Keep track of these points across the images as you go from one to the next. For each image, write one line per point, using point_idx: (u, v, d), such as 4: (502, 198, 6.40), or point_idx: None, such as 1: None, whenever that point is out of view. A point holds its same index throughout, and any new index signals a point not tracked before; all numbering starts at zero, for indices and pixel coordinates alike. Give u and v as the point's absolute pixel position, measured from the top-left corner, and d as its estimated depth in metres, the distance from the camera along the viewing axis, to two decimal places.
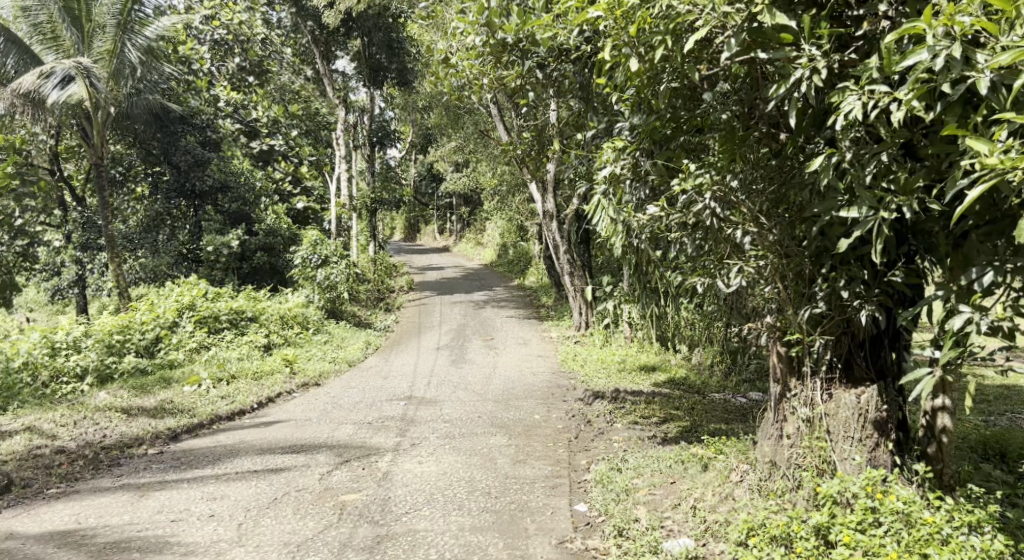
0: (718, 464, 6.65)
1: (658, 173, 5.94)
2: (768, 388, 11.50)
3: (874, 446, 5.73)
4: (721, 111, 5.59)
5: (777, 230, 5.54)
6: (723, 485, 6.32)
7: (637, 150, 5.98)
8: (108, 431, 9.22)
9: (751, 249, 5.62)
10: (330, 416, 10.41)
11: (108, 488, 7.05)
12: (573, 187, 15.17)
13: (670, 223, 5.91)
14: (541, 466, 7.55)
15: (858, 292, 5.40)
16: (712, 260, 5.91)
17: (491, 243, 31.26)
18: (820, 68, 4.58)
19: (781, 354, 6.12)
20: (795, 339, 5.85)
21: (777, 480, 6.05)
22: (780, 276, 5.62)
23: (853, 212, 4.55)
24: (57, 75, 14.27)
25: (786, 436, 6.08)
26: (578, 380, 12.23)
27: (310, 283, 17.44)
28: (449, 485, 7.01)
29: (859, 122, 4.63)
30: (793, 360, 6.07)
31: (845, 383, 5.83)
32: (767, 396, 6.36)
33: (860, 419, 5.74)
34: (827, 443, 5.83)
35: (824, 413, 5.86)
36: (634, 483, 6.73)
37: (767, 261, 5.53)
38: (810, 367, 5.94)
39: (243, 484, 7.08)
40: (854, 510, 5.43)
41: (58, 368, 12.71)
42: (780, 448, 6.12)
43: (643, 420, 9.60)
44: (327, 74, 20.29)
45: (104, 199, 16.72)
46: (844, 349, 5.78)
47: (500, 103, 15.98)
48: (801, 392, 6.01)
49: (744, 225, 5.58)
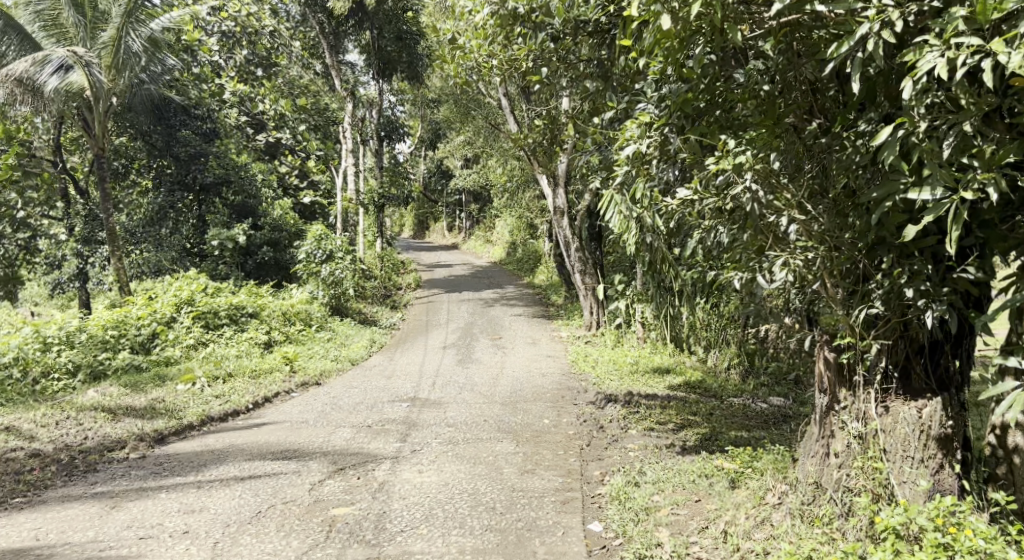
0: (750, 483, 6.04)
1: (690, 150, 5.31)
2: (789, 393, 10.89)
3: (937, 468, 5.12)
4: (761, 81, 5.07)
5: (825, 217, 5.02)
6: (758, 508, 5.71)
7: (666, 125, 5.40)
8: (89, 433, 8.67)
9: (796, 240, 5.11)
10: (329, 417, 9.86)
11: (79, 497, 6.49)
12: (586, 181, 14.62)
13: (703, 208, 5.29)
14: (552, 477, 6.97)
15: (923, 290, 4.80)
16: (750, 253, 5.35)
17: (501, 240, 30.63)
18: (892, 21, 4.02)
19: (829, 360, 5.55)
20: (846, 344, 5.32)
21: (822, 505, 5.45)
22: (829, 271, 5.04)
23: (926, 193, 4.03)
24: (54, 63, 13.78)
25: (834, 455, 5.49)
26: (589, 382, 11.62)
27: (315, 278, 16.85)
28: (450, 499, 6.42)
29: (936, 87, 4.09)
30: (844, 368, 5.50)
31: (903, 395, 5.24)
32: (812, 408, 5.78)
33: (921, 436, 5.14)
34: (883, 464, 5.23)
35: (879, 430, 5.27)
36: (654, 500, 6.14)
37: (815, 254, 4.96)
38: (862, 376, 5.36)
39: (225, 496, 6.48)
40: (923, 547, 4.77)
41: (50, 364, 12.16)
42: (827, 468, 5.52)
43: (658, 425, 9.00)
44: (336, 66, 19.32)
45: (105, 191, 16.20)
46: (901, 356, 5.20)
47: (511, 93, 15.40)
48: (852, 404, 5.43)
49: (788, 212, 5.02)
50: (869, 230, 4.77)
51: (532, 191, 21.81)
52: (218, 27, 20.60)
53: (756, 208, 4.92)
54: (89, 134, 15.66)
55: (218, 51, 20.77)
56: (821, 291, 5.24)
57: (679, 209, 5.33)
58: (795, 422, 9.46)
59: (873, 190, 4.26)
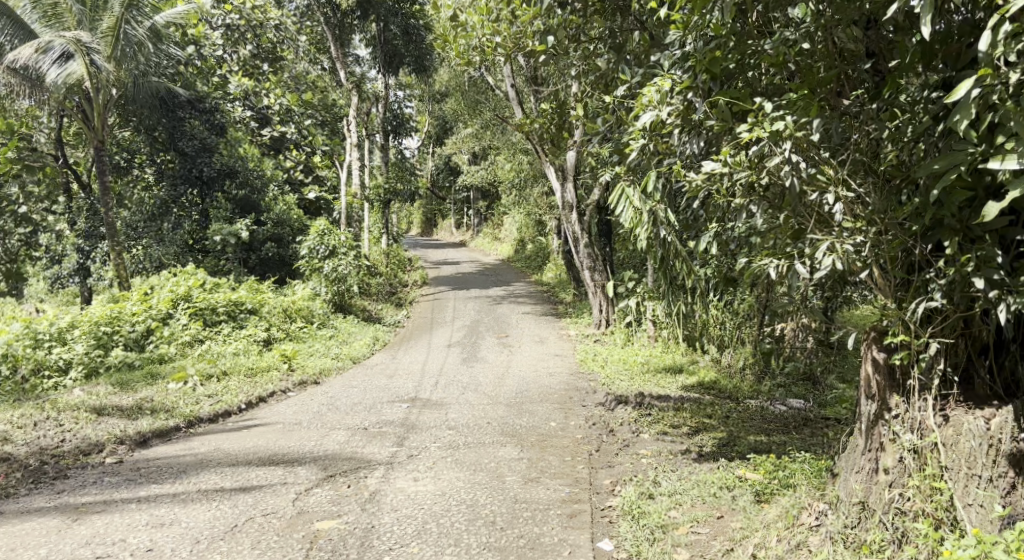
0: (780, 501, 5.51)
1: (719, 117, 4.90)
2: (809, 396, 10.29)
3: (1010, 490, 4.52)
4: (801, 41, 4.73)
5: (875, 195, 4.62)
6: (791, 529, 5.17)
7: (691, 89, 5.09)
8: (68, 435, 8.13)
9: (843, 221, 4.69)
10: (323, 419, 9.29)
11: (40, 509, 5.97)
12: (597, 173, 14.06)
13: (732, 185, 4.79)
14: (558, 487, 6.45)
15: (994, 281, 4.28)
16: (786, 238, 4.93)
17: (510, 237, 30.06)
18: None
19: (879, 362, 5.01)
20: (900, 344, 4.79)
21: (870, 530, 4.89)
22: (881, 258, 4.59)
23: (1012, 162, 3.59)
24: (55, 50, 13.58)
25: (884, 471, 4.94)
26: (598, 383, 11.03)
27: (318, 275, 16.30)
28: (447, 511, 5.89)
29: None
30: (896, 370, 4.98)
31: (966, 403, 4.71)
32: (856, 417, 5.22)
33: (990, 451, 4.57)
34: (945, 483, 4.67)
35: (939, 443, 4.71)
36: (672, 517, 5.63)
37: (865, 238, 4.54)
38: (917, 380, 4.83)
39: (200, 508, 5.95)
40: None
41: (40, 361, 11.63)
42: (876, 487, 4.96)
43: (672, 429, 8.44)
44: (339, 56, 18.66)
45: (105, 185, 15.69)
46: (962, 357, 4.70)
47: (520, 82, 14.86)
48: (904, 413, 4.89)
49: (834, 189, 4.63)
50: (929, 209, 4.29)
51: (541, 186, 21.23)
52: (221, 20, 19.90)
53: (796, 183, 4.49)
54: (87, 126, 15.27)
55: (223, 44, 20.15)
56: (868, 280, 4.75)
57: (704, 183, 4.86)
58: (819, 426, 8.86)
59: (935, 161, 3.88)
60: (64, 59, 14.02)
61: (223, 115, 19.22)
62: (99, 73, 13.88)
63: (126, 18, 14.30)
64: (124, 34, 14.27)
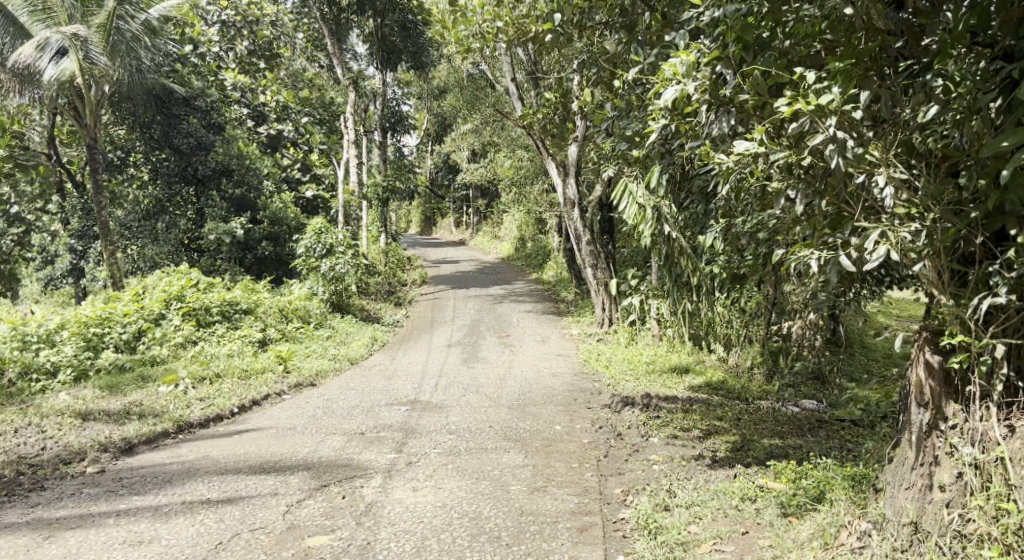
0: (814, 517, 5.20)
1: (754, 90, 4.59)
2: (823, 397, 9.88)
3: None
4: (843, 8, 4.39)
5: (927, 180, 4.40)
6: (831, 550, 4.85)
7: (718, 61, 4.77)
8: (48, 442, 7.72)
9: (893, 209, 4.45)
10: (319, 423, 8.87)
11: (10, 525, 5.60)
12: (598, 169, 13.67)
13: (769, 166, 4.70)
14: (566, 496, 6.11)
15: None
16: (824, 228, 4.79)
17: (510, 235, 29.61)
18: None
19: (933, 366, 4.69)
20: (960, 347, 4.51)
21: (925, 552, 4.54)
22: (938, 249, 4.39)
23: None
24: (52, 47, 13.13)
25: (940, 487, 4.59)
26: (603, 384, 10.60)
27: (315, 274, 15.88)
28: (448, 525, 5.58)
29: None
30: (953, 376, 4.64)
31: None
32: (904, 427, 4.89)
33: None
34: (1014, 503, 4.30)
35: (1005, 459, 4.37)
36: (693, 533, 5.34)
37: (921, 225, 4.33)
38: (977, 387, 4.52)
39: (182, 523, 5.58)
40: None
41: (27, 364, 11.14)
42: (930, 506, 4.62)
43: (683, 433, 8.03)
44: (336, 52, 17.94)
45: (98, 183, 15.25)
46: None
47: (519, 75, 14.49)
48: (963, 422, 4.57)
49: (880, 170, 4.41)
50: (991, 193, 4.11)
51: (541, 183, 20.83)
52: (218, 16, 19.64)
53: (841, 162, 4.23)
54: (79, 123, 14.86)
55: (218, 41, 19.85)
56: (920, 278, 4.55)
57: (736, 166, 4.77)
58: (835, 429, 8.45)
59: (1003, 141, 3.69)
60: (60, 57, 13.55)
61: (220, 114, 18.78)
62: (92, 68, 13.46)
63: (117, 14, 13.94)
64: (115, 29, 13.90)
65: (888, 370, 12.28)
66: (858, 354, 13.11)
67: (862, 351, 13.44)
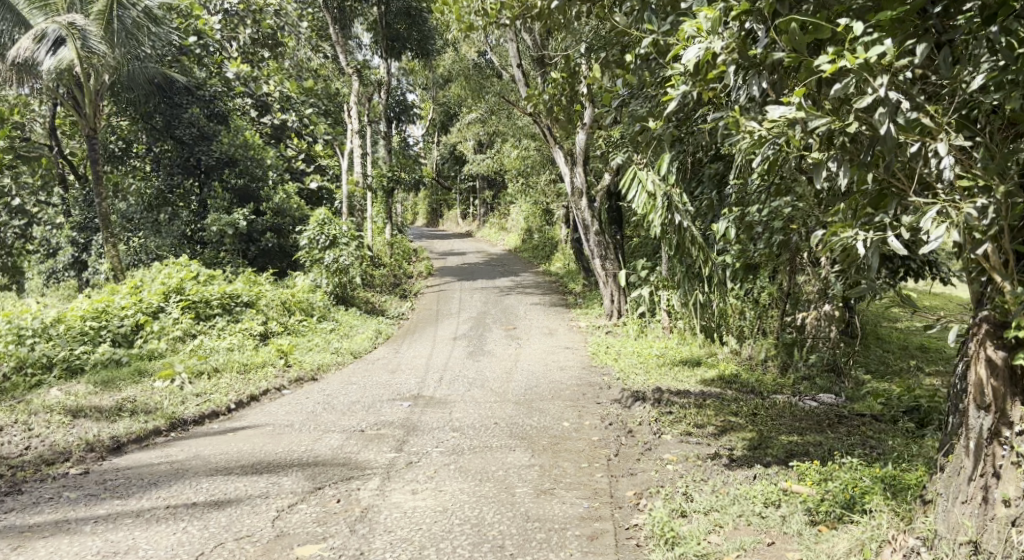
0: (852, 529, 5.01)
1: (792, 49, 4.34)
2: (841, 391, 9.49)
3: None
4: None
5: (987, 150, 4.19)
6: None
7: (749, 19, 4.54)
8: (33, 441, 7.35)
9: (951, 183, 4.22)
10: (318, 420, 8.50)
11: None
12: (606, 157, 13.30)
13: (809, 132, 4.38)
14: (575, 500, 5.82)
15: None
16: (870, 206, 4.56)
17: (517, 227, 29.22)
18: None
19: (997, 363, 4.47)
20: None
21: None
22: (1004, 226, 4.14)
23: None
24: (50, 36, 12.68)
25: (1008, 502, 4.39)
26: (613, 377, 10.20)
27: (318, 266, 15.49)
28: (449, 533, 5.35)
29: None
30: (1018, 375, 4.43)
31: None
32: (960, 429, 4.66)
33: None
34: None
35: None
36: (715, 544, 5.07)
37: (990, 199, 4.04)
38: None
39: (164, 531, 5.37)
40: None
41: (22, 359, 10.75)
42: (995, 521, 4.43)
43: (697, 429, 7.66)
44: (340, 41, 17.48)
45: (98, 174, 14.85)
46: None
47: (525, 61, 14.09)
48: None
49: (934, 137, 4.17)
50: None
51: (548, 173, 20.39)
52: (221, 5, 19.29)
53: (892, 129, 4.03)
54: (78, 113, 14.44)
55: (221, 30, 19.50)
56: (981, 263, 4.34)
57: (770, 134, 4.54)
58: (855, 424, 8.05)
59: None
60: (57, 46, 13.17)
61: (223, 103, 18.39)
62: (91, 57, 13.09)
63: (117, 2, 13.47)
64: (116, 17, 13.35)
65: (905, 363, 11.89)
66: (874, 346, 12.74)
67: (877, 343, 13.06)
